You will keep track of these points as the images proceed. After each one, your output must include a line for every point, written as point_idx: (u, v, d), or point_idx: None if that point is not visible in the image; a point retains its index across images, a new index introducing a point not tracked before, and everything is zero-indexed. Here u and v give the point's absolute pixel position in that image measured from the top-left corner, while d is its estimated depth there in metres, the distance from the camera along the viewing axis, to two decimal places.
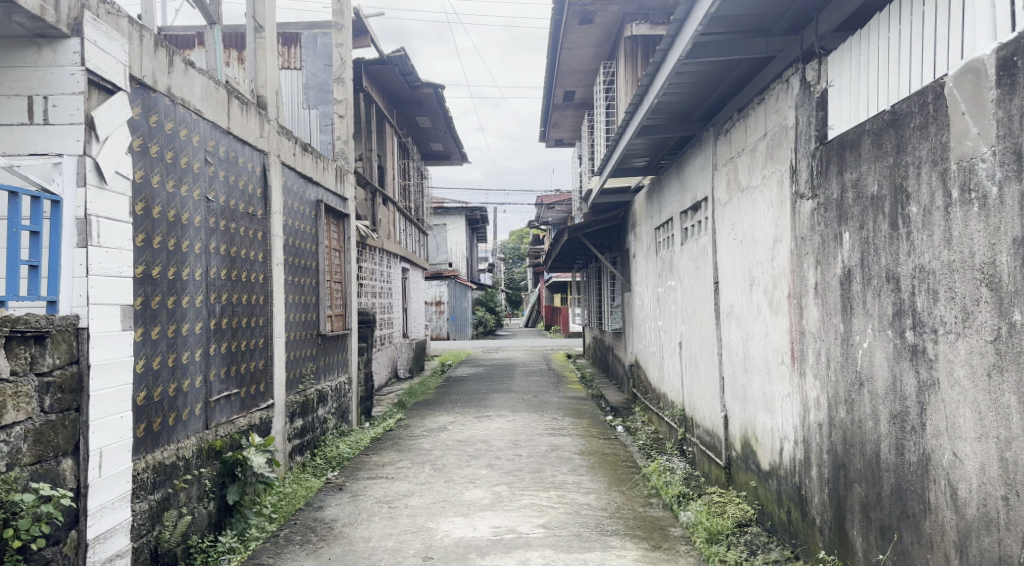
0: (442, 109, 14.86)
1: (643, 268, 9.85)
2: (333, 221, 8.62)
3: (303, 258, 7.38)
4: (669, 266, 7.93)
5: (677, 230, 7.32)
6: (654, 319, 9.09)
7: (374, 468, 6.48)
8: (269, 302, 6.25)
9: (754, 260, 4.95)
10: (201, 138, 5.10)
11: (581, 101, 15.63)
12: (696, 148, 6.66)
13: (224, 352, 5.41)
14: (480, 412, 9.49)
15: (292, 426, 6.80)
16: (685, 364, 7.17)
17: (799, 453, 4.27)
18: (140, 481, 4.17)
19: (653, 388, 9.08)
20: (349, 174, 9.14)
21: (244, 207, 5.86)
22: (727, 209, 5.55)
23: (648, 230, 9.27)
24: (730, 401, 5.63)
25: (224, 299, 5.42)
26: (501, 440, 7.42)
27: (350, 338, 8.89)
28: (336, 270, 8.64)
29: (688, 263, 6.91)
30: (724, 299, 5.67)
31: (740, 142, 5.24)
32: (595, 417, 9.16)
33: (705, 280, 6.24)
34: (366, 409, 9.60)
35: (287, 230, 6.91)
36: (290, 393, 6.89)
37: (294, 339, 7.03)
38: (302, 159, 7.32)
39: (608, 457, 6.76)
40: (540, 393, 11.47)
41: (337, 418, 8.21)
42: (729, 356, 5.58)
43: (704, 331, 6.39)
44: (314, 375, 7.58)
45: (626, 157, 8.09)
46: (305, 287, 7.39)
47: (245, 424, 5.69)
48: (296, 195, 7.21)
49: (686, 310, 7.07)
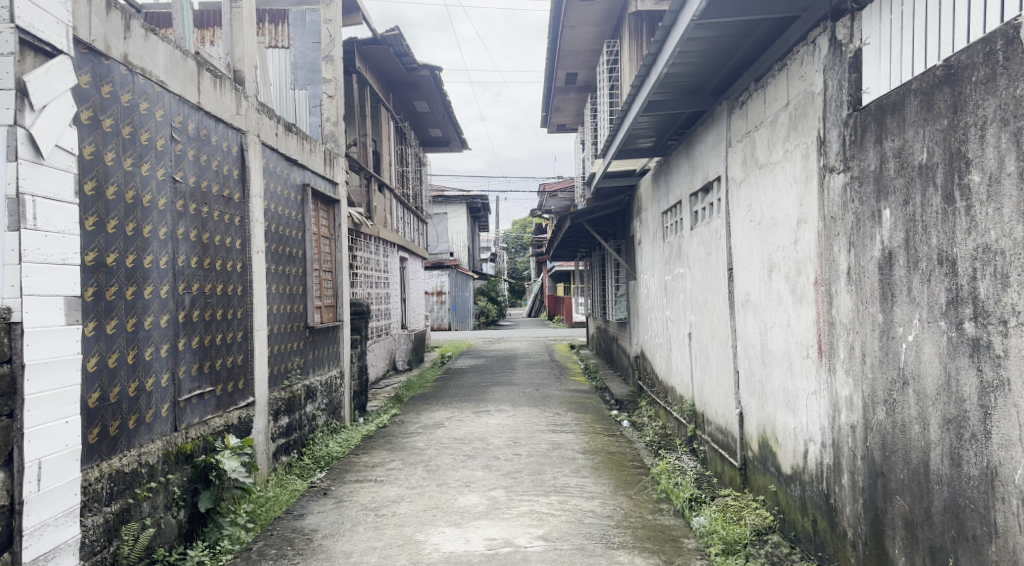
0: (440, 92, 14.38)
1: (649, 255, 9.39)
2: (322, 207, 8.17)
3: (288, 245, 6.94)
4: (677, 252, 7.47)
5: (686, 214, 6.87)
6: (661, 309, 8.63)
7: (363, 470, 6.05)
8: (248, 293, 5.82)
9: (775, 243, 4.50)
10: (166, 113, 4.65)
11: (584, 83, 15.13)
12: (707, 124, 6.20)
13: (195, 347, 4.99)
14: (478, 407, 9.05)
15: (276, 425, 6.38)
16: (695, 357, 6.73)
17: (827, 458, 3.84)
18: (94, 492, 3.75)
19: (660, 381, 8.63)
20: (340, 157, 8.70)
21: (218, 190, 5.42)
22: (742, 188, 5.09)
23: (655, 214, 8.81)
24: (747, 398, 5.19)
25: (195, 290, 4.99)
26: (500, 438, 6.98)
27: (342, 330, 8.47)
28: (326, 259, 8.21)
29: (699, 249, 6.45)
30: (739, 287, 5.23)
31: (757, 114, 4.79)
32: (599, 412, 8.73)
33: (717, 267, 5.79)
34: (361, 404, 9.19)
35: (269, 216, 6.47)
36: (274, 389, 6.47)
37: (278, 332, 6.60)
38: (286, 141, 6.87)
39: (614, 456, 6.33)
40: (542, 386, 11.02)
41: (328, 414, 7.78)
42: (746, 348, 5.14)
43: (716, 321, 5.95)
44: (301, 370, 7.15)
45: (631, 137, 7.63)
46: (290, 276, 6.95)
47: (221, 425, 5.27)
48: (279, 178, 6.76)
49: (697, 299, 6.61)
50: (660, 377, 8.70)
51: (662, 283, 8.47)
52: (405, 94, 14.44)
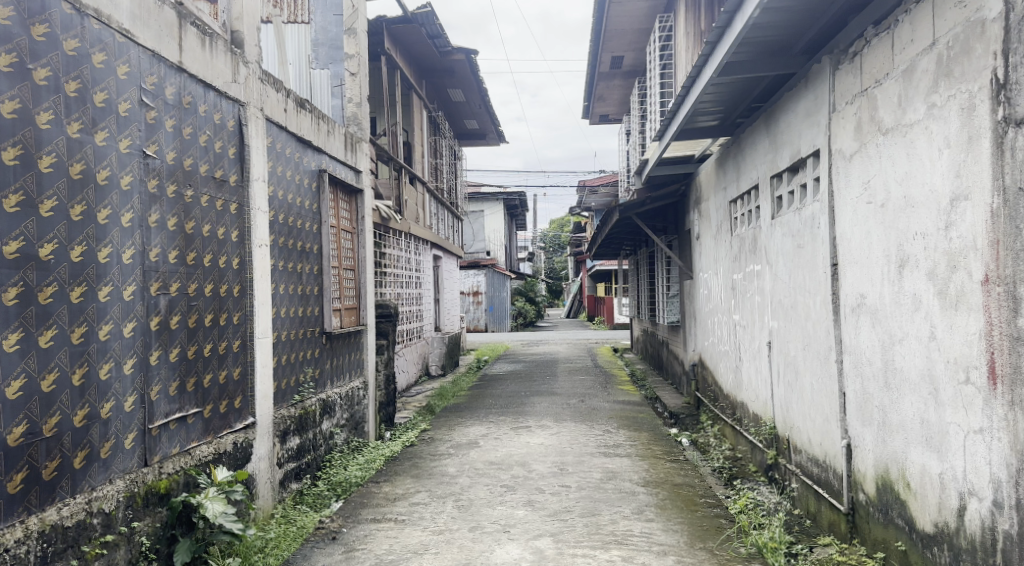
0: (475, 78, 13.41)
1: (711, 251, 8.32)
2: (343, 197, 7.22)
3: (300, 239, 5.99)
4: (752, 246, 6.43)
5: (768, 199, 5.84)
6: (727, 312, 7.56)
7: (382, 505, 5.10)
8: (247, 294, 4.89)
9: (920, 229, 3.45)
10: (132, 69, 3.73)
11: (630, 68, 14.07)
12: (796, 90, 5.17)
13: (175, 362, 4.06)
14: (517, 422, 8.04)
15: (284, 448, 5.46)
16: (780, 371, 5.67)
17: (1008, 524, 2.87)
18: (13, 558, 2.90)
19: (727, 395, 7.56)
20: (364, 142, 7.78)
21: (207, 171, 4.48)
22: (861, 162, 4.05)
23: (719, 203, 7.76)
24: (866, 427, 4.16)
25: (175, 291, 4.06)
26: (543, 463, 5.99)
27: (367, 335, 7.53)
28: (348, 256, 7.27)
29: (785, 242, 5.41)
30: (853, 287, 4.22)
31: (880, 65, 3.82)
32: (656, 428, 7.70)
33: (817, 264, 4.73)
34: (388, 417, 8.25)
35: (275, 204, 5.54)
36: (282, 407, 5.54)
37: (288, 338, 5.68)
38: (298, 118, 5.93)
39: (684, 491, 5.33)
40: (588, 396, 10.00)
41: (349, 431, 6.86)
42: (865, 366, 4.13)
43: (811, 329, 4.88)
44: (317, 382, 6.21)
45: (695, 112, 6.63)
46: (303, 275, 6.02)
47: (209, 454, 4.34)
48: (289, 163, 5.81)
49: (782, 302, 5.54)
50: (726, 391, 7.63)
51: (730, 282, 7.40)
52: (440, 81, 13.48)
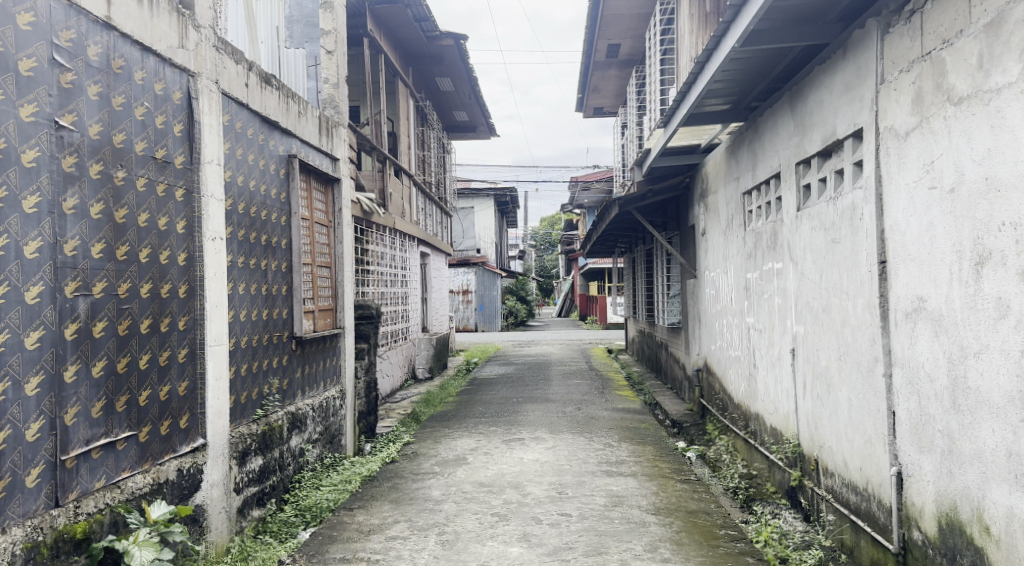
0: (465, 65, 12.70)
1: (719, 248, 7.67)
2: (318, 186, 6.51)
3: (264, 232, 5.29)
4: (772, 241, 5.77)
5: (793, 188, 5.19)
6: (739, 314, 6.91)
7: (353, 539, 4.44)
8: (195, 294, 4.20)
9: (1016, 216, 2.82)
10: (39, 20, 3.07)
11: (628, 56, 13.42)
12: (829, 62, 4.52)
13: (101, 377, 3.38)
14: (509, 433, 7.39)
15: (243, 471, 4.78)
16: (807, 381, 5.02)
17: None
18: None
19: (739, 405, 6.92)
20: (343, 128, 7.08)
21: (146, 149, 3.79)
22: (922, 140, 3.40)
23: (731, 194, 7.08)
24: (924, 454, 3.52)
25: (100, 293, 3.38)
26: (540, 485, 5.34)
27: (344, 339, 6.83)
28: (323, 251, 6.56)
29: (816, 236, 4.77)
30: (910, 289, 3.58)
31: (952, 21, 3.17)
32: (661, 441, 7.07)
33: (859, 261, 4.09)
34: (368, 427, 7.57)
35: (234, 191, 4.84)
36: (242, 423, 4.85)
37: (250, 345, 5.00)
38: (262, 95, 5.24)
39: (700, 521, 4.69)
40: (586, 402, 9.37)
41: (324, 445, 6.18)
42: (925, 384, 3.50)
43: (851, 337, 4.24)
44: (285, 392, 5.52)
45: (709, 92, 5.96)
46: (268, 272, 5.32)
47: (144, 486, 3.65)
48: (251, 146, 5.11)
49: (811, 304, 4.91)
50: (737, 400, 7.00)
51: (742, 281, 6.76)
52: (427, 68, 12.77)
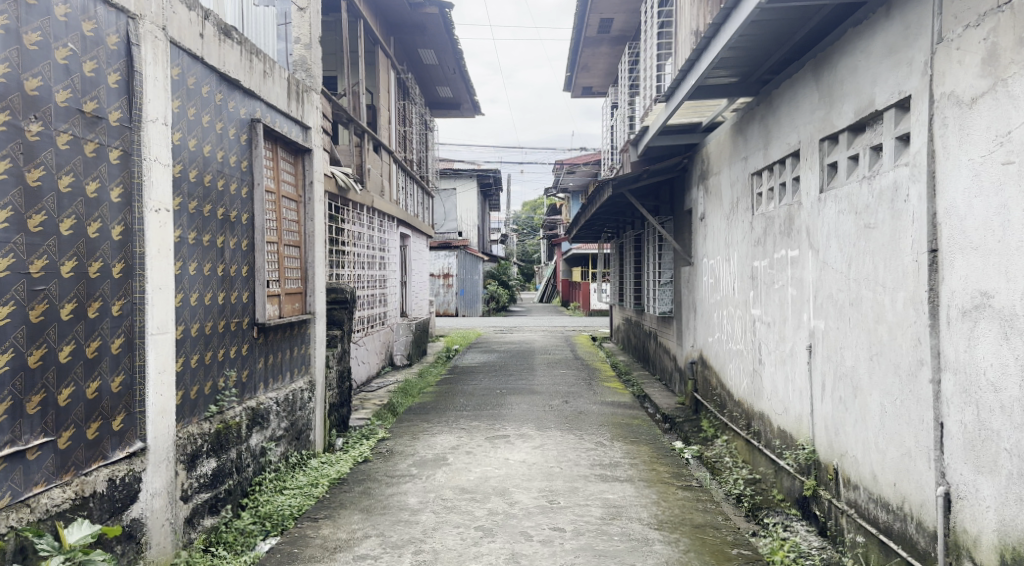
0: (450, 36, 12.06)
1: (721, 233, 7.14)
2: (285, 156, 5.88)
3: (221, 204, 4.67)
4: (787, 224, 5.23)
5: (817, 165, 4.65)
6: (743, 305, 6.40)
7: (316, 560, 3.89)
8: (132, 274, 3.61)
9: None
10: None
11: (620, 32, 12.84)
12: (867, 22, 3.99)
13: (5, 373, 2.91)
14: (492, 429, 6.84)
15: (192, 476, 4.20)
16: (828, 382, 4.52)
17: None
18: None
19: (740, 403, 6.41)
20: (315, 94, 6.46)
21: (69, 100, 3.24)
22: (995, 107, 2.91)
23: (738, 174, 6.53)
24: (983, 476, 3.02)
25: (4, 271, 2.91)
26: (529, 491, 4.82)
27: (314, 325, 6.22)
28: (291, 229, 5.95)
29: (845, 220, 4.24)
30: (972, 282, 3.07)
31: None
32: (656, 440, 6.55)
33: (902, 250, 3.58)
34: (341, 420, 6.99)
35: (185, 156, 4.22)
36: (191, 422, 4.26)
37: (203, 332, 4.40)
38: (221, 49, 4.63)
39: (708, 537, 4.18)
40: (573, 395, 8.83)
41: (290, 442, 5.60)
42: (986, 395, 3.00)
43: (888, 335, 3.73)
44: (243, 385, 4.93)
45: (721, 59, 5.41)
46: (225, 250, 4.71)
47: (64, 503, 3.12)
48: (206, 107, 4.49)
49: (835, 297, 4.40)
50: (738, 397, 6.50)
51: (748, 269, 6.25)
52: (409, 38, 12.11)
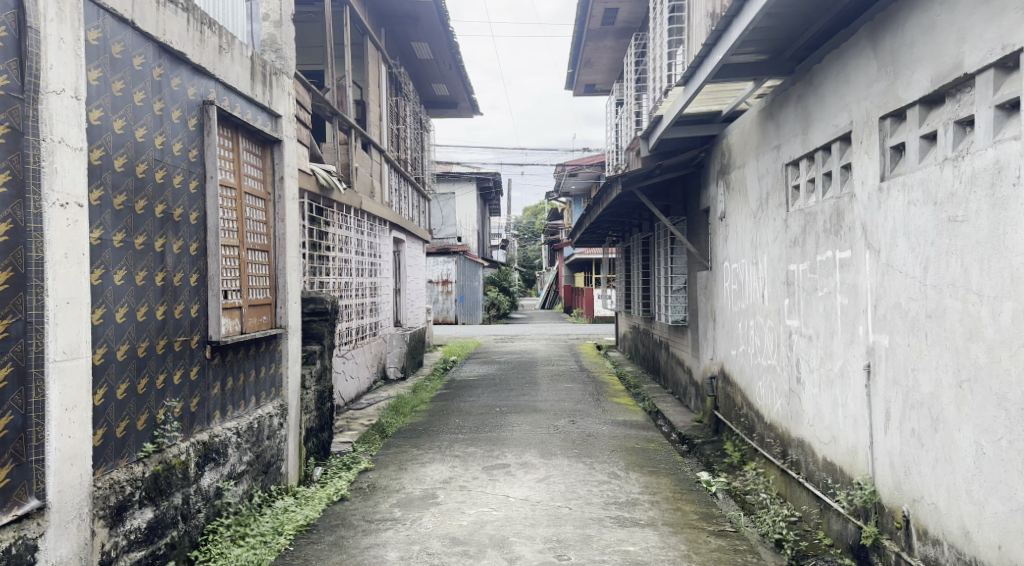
0: (444, 27, 11.30)
1: (746, 234, 6.35)
2: (250, 148, 5.10)
3: (159, 199, 3.88)
4: (835, 220, 4.43)
5: (877, 148, 3.86)
6: (775, 314, 5.60)
7: None
8: (26, 285, 2.85)
9: None
10: None
11: (625, 24, 12.09)
12: None
13: None
14: (490, 456, 6.05)
15: (119, 533, 3.40)
16: (896, 411, 3.72)
17: None
18: None
19: (772, 426, 5.61)
20: (287, 78, 5.67)
21: None
22: None
23: (768, 165, 5.73)
24: None
25: None
26: (536, 541, 4.06)
27: (287, 341, 5.42)
28: (258, 230, 5.16)
29: (919, 214, 3.45)
30: None
31: None
32: (678, 469, 5.75)
33: (1012, 251, 2.81)
34: (321, 447, 6.19)
35: (106, 140, 3.44)
36: (118, 466, 3.47)
37: (134, 356, 3.61)
38: (162, 13, 3.87)
39: None
40: (580, 414, 8.03)
41: (256, 477, 4.79)
42: None
43: (992, 359, 2.94)
44: (192, 416, 4.13)
45: (755, 28, 4.62)
46: (165, 256, 3.91)
47: None
48: (139, 82, 3.71)
49: (905, 308, 3.61)
50: (770, 419, 5.70)
51: (781, 274, 5.46)
52: (401, 30, 11.37)
